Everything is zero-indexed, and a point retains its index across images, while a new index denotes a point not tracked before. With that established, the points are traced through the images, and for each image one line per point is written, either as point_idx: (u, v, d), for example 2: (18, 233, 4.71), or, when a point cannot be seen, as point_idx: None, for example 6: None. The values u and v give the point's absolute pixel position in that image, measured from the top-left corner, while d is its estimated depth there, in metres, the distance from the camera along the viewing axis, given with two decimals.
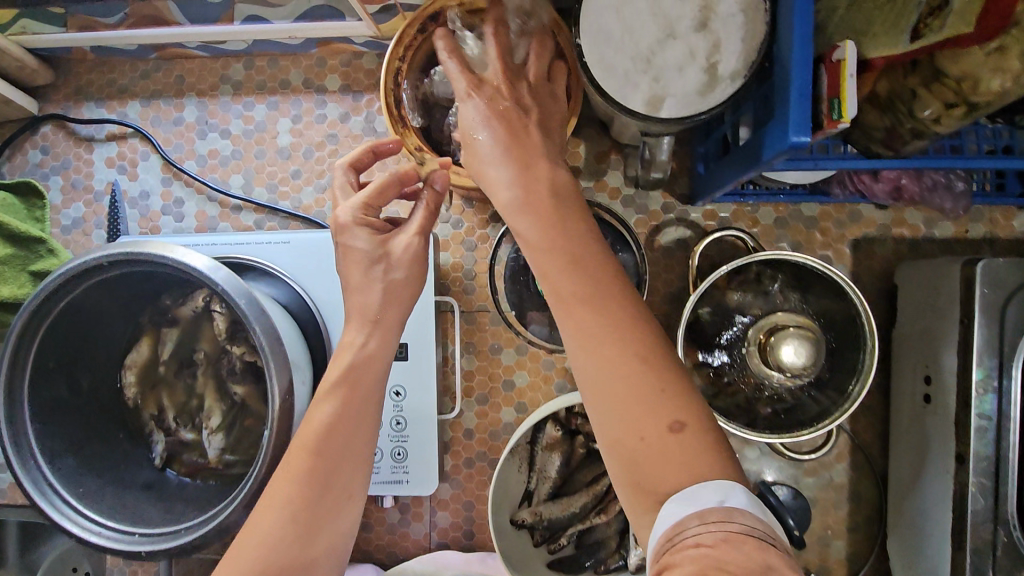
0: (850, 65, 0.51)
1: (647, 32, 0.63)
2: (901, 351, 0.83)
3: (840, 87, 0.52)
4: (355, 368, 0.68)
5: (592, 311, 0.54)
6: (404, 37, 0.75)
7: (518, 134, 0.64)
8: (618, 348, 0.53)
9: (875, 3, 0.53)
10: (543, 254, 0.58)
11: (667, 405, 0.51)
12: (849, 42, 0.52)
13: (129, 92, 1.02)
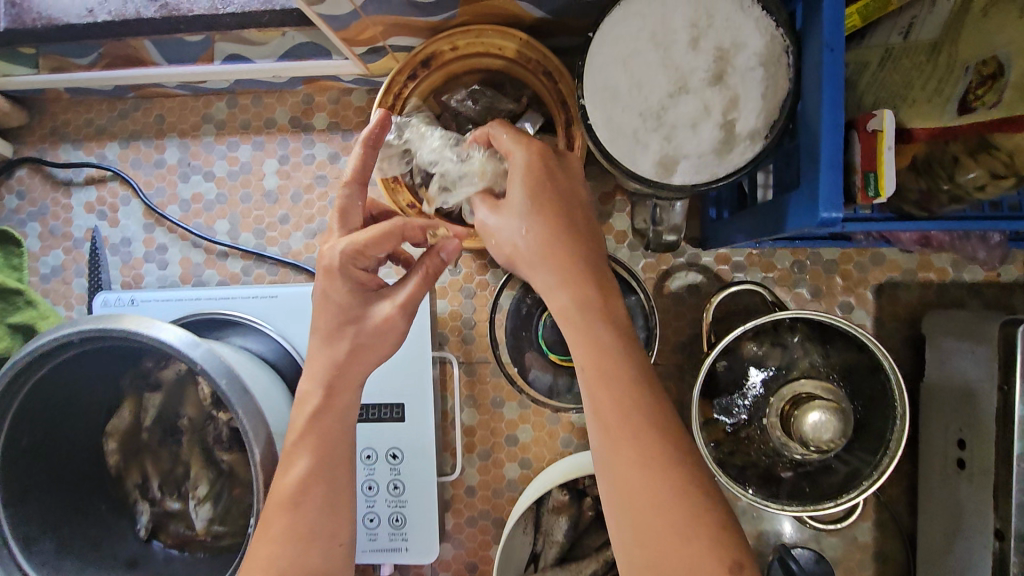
0: (891, 136, 0.47)
1: (657, 86, 0.57)
2: (931, 408, 0.79)
3: (879, 159, 0.47)
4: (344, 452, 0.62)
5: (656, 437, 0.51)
6: (393, 85, 0.70)
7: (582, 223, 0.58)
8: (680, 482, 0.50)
9: (914, 67, 0.55)
10: (595, 364, 0.53)
11: (726, 545, 0.48)
12: (887, 111, 0.48)
13: (108, 132, 0.97)
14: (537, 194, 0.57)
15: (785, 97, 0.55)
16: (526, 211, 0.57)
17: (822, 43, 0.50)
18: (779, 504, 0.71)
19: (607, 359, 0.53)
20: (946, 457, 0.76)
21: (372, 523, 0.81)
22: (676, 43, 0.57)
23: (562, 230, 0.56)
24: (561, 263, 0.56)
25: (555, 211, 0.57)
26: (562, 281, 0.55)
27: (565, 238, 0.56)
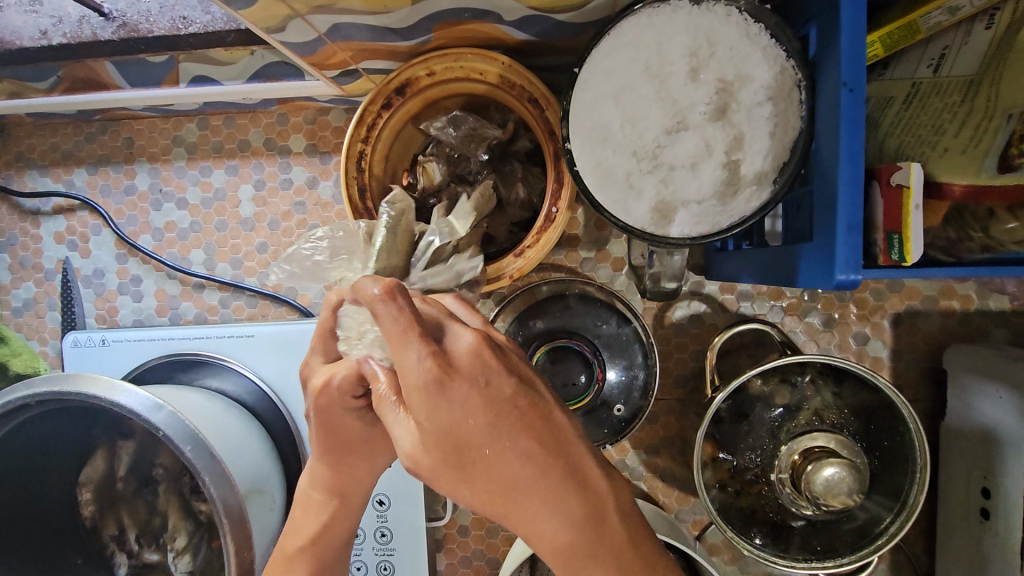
0: (917, 194, 0.42)
1: (653, 122, 0.51)
2: (951, 450, 0.74)
3: (903, 220, 0.42)
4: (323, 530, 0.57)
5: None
6: (366, 115, 0.64)
7: (531, 440, 0.40)
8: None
9: (944, 104, 0.51)
10: None
11: None
12: (914, 165, 0.42)
13: (75, 158, 0.92)
14: (463, 436, 0.40)
15: (795, 136, 0.49)
16: (464, 461, 0.40)
17: (839, 82, 0.44)
18: (788, 560, 0.66)
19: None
20: (968, 504, 0.71)
21: (359, 572, 0.78)
22: (672, 75, 0.50)
23: (522, 460, 0.39)
24: (515, 494, 0.40)
25: (498, 445, 0.39)
26: (541, 533, 0.40)
27: (524, 485, 0.39)
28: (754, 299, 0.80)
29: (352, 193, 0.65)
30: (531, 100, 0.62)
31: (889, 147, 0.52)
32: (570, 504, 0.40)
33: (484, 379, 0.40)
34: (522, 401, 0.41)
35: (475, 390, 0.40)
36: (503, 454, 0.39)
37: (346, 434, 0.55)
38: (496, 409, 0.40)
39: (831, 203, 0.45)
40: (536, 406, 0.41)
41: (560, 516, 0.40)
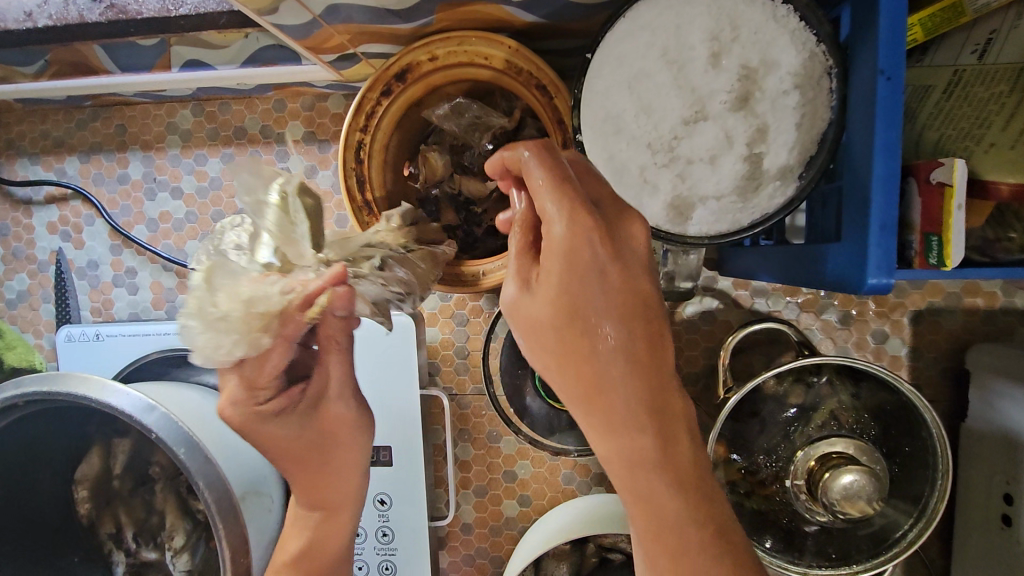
0: (960, 194, 0.40)
1: (670, 112, 0.47)
2: (972, 452, 0.71)
3: (943, 222, 0.41)
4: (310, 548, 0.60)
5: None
6: (364, 103, 0.60)
7: (646, 341, 0.40)
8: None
9: (989, 93, 0.48)
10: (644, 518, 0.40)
11: None
12: (957, 161, 0.41)
13: (66, 145, 0.89)
14: (584, 306, 0.40)
15: (823, 127, 0.46)
16: (576, 328, 0.40)
17: (875, 69, 0.40)
18: (801, 567, 0.64)
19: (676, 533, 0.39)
20: (989, 509, 0.68)
21: (360, 571, 0.77)
22: (692, 61, 0.47)
23: (624, 353, 0.40)
24: (602, 380, 0.40)
25: (612, 329, 0.40)
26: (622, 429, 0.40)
27: (625, 372, 0.40)
28: (770, 296, 0.76)
29: (350, 185, 0.62)
30: (537, 86, 0.59)
31: (927, 140, 0.51)
32: (661, 412, 0.40)
33: (622, 259, 0.41)
34: (648, 300, 0.41)
35: (610, 267, 0.40)
36: (618, 336, 0.40)
37: (282, 442, 0.54)
38: (626, 295, 0.41)
39: (863, 203, 0.42)
40: (655, 310, 0.41)
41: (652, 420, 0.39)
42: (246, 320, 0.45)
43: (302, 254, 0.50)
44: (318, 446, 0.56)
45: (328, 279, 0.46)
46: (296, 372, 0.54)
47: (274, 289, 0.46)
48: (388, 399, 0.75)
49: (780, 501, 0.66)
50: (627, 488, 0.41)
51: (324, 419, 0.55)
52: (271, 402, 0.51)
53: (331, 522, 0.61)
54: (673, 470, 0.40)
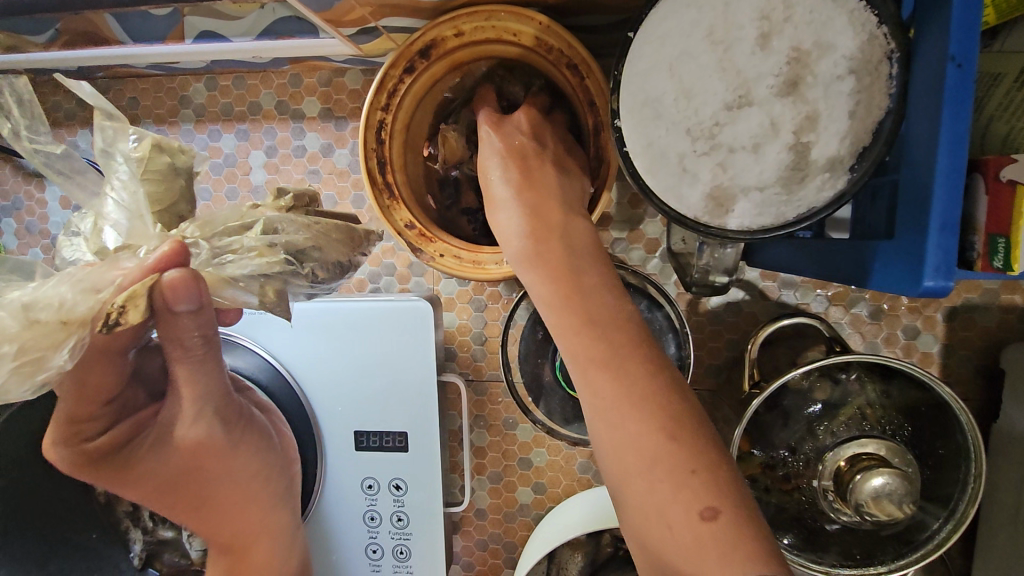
0: None
1: (713, 96, 0.44)
2: (1003, 454, 0.69)
3: (1014, 224, 0.39)
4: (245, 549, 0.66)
5: (610, 383, 0.43)
6: (386, 81, 0.58)
7: (528, 177, 0.54)
8: (636, 431, 0.41)
9: None
10: (551, 290, 0.48)
11: (700, 486, 0.39)
12: None
13: (78, 118, 0.87)
14: (484, 165, 0.57)
15: (880, 116, 0.43)
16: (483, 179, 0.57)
17: (945, 55, 0.38)
18: (824, 567, 0.63)
19: (558, 309, 0.47)
20: (1017, 512, 0.67)
21: (375, 554, 0.77)
22: (740, 41, 0.44)
23: (520, 171, 0.54)
24: (515, 195, 0.53)
25: (506, 172, 0.54)
26: (513, 237, 0.52)
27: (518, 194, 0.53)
28: (799, 288, 0.74)
29: (370, 167, 0.59)
30: (569, 66, 0.56)
31: (995, 134, 0.48)
32: (537, 217, 0.51)
33: (507, 130, 0.57)
34: (539, 152, 0.56)
35: (501, 137, 0.57)
36: (507, 174, 0.54)
37: (148, 471, 0.58)
38: (515, 150, 0.56)
39: (923, 201, 0.39)
40: (543, 159, 0.55)
41: (529, 221, 0.51)
42: (37, 334, 0.39)
43: (147, 233, 0.45)
44: (188, 469, 0.60)
45: (158, 259, 0.42)
46: (153, 392, 0.60)
47: (68, 291, 0.40)
48: (405, 386, 0.74)
49: (803, 498, 0.65)
50: (536, 280, 0.49)
51: (177, 445, 0.58)
52: (110, 434, 0.56)
53: (245, 559, 0.66)
54: (547, 260, 0.49)
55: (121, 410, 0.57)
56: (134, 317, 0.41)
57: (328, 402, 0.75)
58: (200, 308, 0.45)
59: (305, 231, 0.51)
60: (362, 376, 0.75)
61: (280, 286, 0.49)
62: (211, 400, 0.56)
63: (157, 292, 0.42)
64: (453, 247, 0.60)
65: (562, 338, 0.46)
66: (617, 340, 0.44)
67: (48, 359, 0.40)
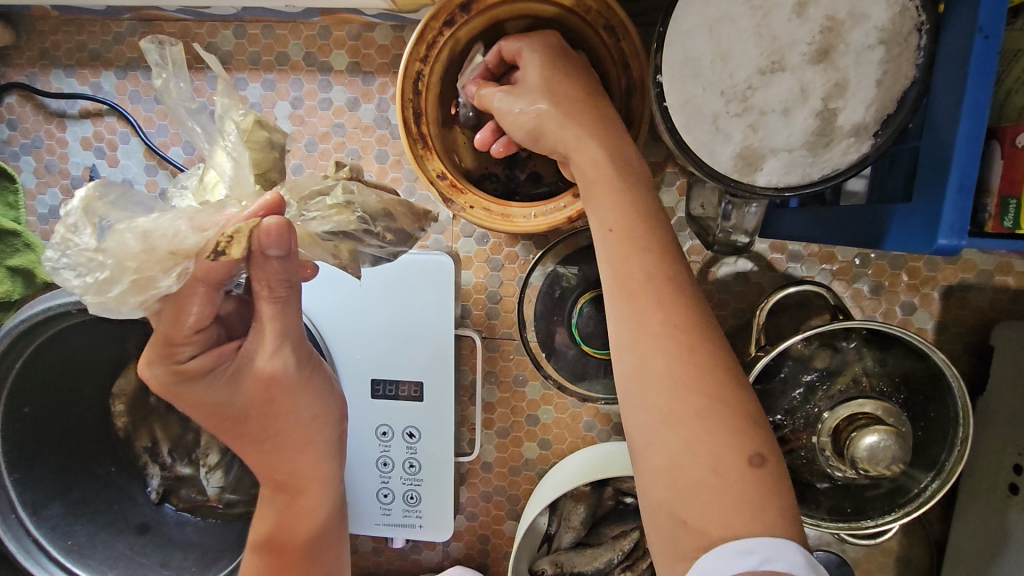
0: None
1: (748, 60, 0.47)
2: (987, 424, 0.73)
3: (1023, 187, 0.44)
4: (297, 482, 0.63)
5: (681, 313, 0.47)
6: (427, 32, 0.59)
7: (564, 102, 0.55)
8: (704, 369, 0.45)
9: None
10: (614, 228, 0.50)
11: (752, 435, 0.44)
12: None
13: (103, 59, 0.86)
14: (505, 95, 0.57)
15: (906, 85, 0.45)
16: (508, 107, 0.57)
17: (973, 27, 0.40)
18: (814, 519, 0.68)
19: (624, 233, 0.49)
20: (996, 478, 0.71)
21: (386, 498, 0.80)
22: (778, 7, 0.46)
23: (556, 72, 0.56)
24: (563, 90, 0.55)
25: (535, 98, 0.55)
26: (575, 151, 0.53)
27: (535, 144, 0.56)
28: (805, 260, 0.77)
29: (406, 116, 0.61)
30: (607, 25, 0.58)
31: (1013, 105, 0.51)
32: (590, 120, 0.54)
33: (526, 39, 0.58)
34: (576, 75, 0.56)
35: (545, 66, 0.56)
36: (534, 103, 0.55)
37: (217, 401, 0.55)
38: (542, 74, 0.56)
39: (941, 166, 0.42)
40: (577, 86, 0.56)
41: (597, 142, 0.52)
42: (151, 259, 0.41)
43: (246, 184, 0.46)
44: (259, 403, 0.56)
45: (259, 207, 0.44)
46: (234, 333, 0.56)
47: (183, 225, 0.42)
48: (424, 334, 0.77)
49: (800, 456, 0.69)
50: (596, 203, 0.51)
51: (254, 379, 0.55)
52: (196, 361, 0.52)
53: (297, 502, 0.63)
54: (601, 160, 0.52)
55: (210, 337, 0.53)
56: (237, 251, 0.43)
57: (348, 350, 0.78)
58: (288, 254, 0.46)
59: (377, 198, 0.53)
60: (399, 323, 0.77)
61: (352, 246, 0.52)
62: (290, 339, 0.55)
63: (255, 235, 0.44)
64: (483, 200, 0.63)
65: (622, 256, 0.49)
66: (688, 285, 0.48)
67: (157, 281, 0.42)
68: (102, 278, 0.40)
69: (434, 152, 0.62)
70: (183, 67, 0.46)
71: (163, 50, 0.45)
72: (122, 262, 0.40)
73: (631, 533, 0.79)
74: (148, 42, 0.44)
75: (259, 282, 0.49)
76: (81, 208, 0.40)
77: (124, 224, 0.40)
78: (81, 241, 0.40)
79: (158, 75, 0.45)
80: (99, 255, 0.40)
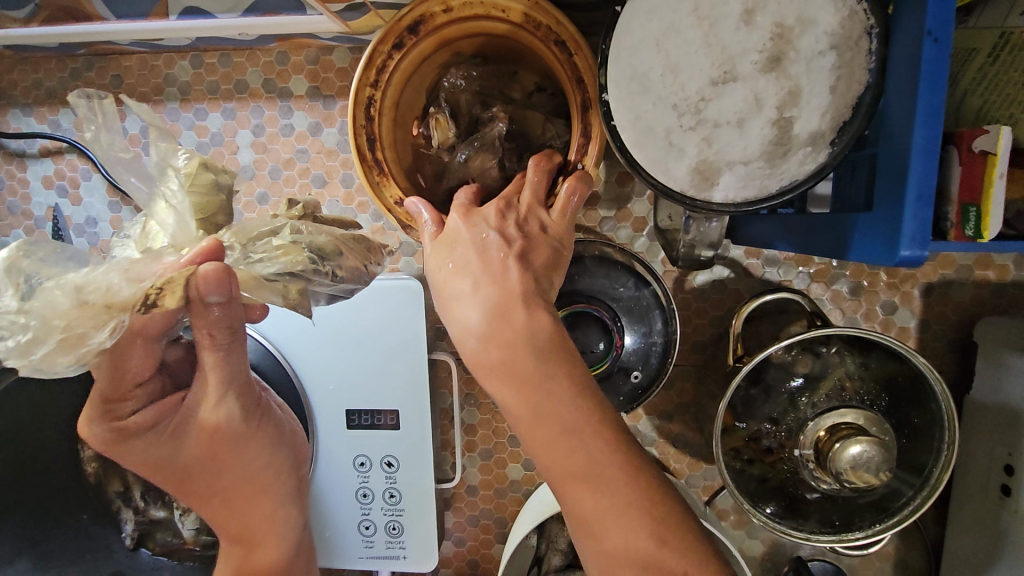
0: (1003, 162, 0.41)
1: (698, 72, 0.45)
2: (973, 426, 0.72)
3: (984, 192, 0.42)
4: (250, 528, 0.61)
5: (591, 493, 0.43)
6: (375, 57, 0.58)
7: (490, 274, 0.48)
8: (623, 537, 0.42)
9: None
10: (518, 422, 0.46)
11: None
12: (1004, 128, 0.42)
13: (60, 96, 0.85)
14: (448, 255, 0.52)
15: (860, 91, 0.44)
16: (443, 272, 0.51)
17: (922, 30, 0.39)
18: (803, 533, 0.65)
19: (521, 420, 0.45)
20: (988, 480, 0.70)
21: (368, 530, 0.79)
22: (725, 16, 0.44)
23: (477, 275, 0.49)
24: (484, 288, 0.48)
25: (463, 296, 0.49)
26: (470, 336, 0.48)
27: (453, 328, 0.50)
28: (782, 265, 0.76)
29: (360, 143, 0.59)
30: (555, 41, 0.56)
31: (970, 107, 0.51)
32: (499, 318, 0.46)
33: (475, 218, 0.52)
34: (502, 258, 0.49)
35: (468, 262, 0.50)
36: (471, 270, 0.50)
37: (160, 456, 0.55)
38: (475, 243, 0.50)
39: (899, 171, 0.41)
40: (509, 249, 0.50)
41: (495, 346, 0.46)
42: (84, 314, 0.39)
43: (190, 235, 0.45)
44: (204, 457, 0.57)
45: (196, 254, 0.43)
46: (181, 381, 0.56)
47: (117, 277, 0.40)
48: (397, 359, 0.75)
49: (784, 467, 0.67)
50: (506, 403, 0.46)
51: (198, 431, 0.55)
52: (138, 416, 0.53)
53: (253, 556, 0.61)
54: (504, 368, 0.46)
55: (154, 390, 0.53)
56: (171, 300, 0.42)
57: (319, 380, 0.76)
58: (230, 299, 0.46)
59: (328, 237, 0.52)
60: (371, 348, 0.75)
61: (303, 286, 0.48)
62: (233, 388, 0.54)
63: (193, 283, 0.43)
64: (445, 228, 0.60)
65: (529, 439, 0.45)
66: (596, 458, 0.43)
67: (88, 337, 0.39)
68: (27, 339, 0.37)
69: (393, 176, 0.61)
70: (114, 118, 0.45)
71: (92, 102, 0.44)
72: (49, 321, 0.38)
73: None
74: (77, 96, 0.43)
75: (200, 330, 0.48)
76: (4, 267, 0.37)
77: (52, 281, 0.38)
78: (3, 303, 0.37)
79: (87, 130, 0.44)
80: (23, 317, 0.37)
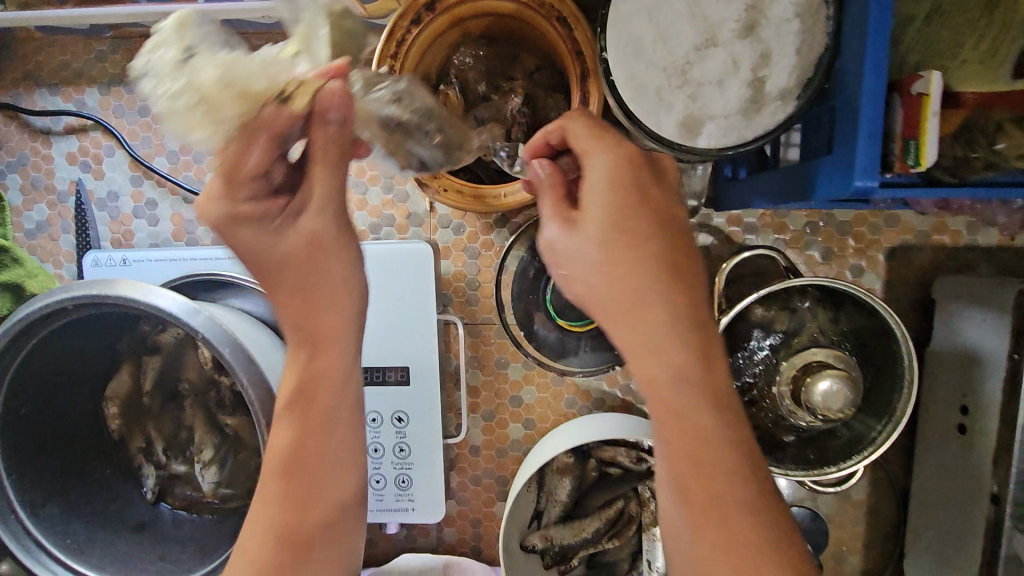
0: (935, 101, 0.49)
1: (684, 38, 0.53)
2: (935, 376, 0.79)
3: (921, 126, 0.50)
4: (314, 376, 0.57)
5: (707, 442, 0.45)
6: (396, 31, 0.64)
7: (648, 231, 0.47)
8: (738, 531, 0.43)
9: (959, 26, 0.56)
10: (648, 354, 0.46)
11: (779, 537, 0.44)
12: (934, 73, 0.50)
13: (86, 77, 0.90)
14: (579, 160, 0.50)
15: (821, 52, 0.51)
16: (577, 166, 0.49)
17: None
18: (783, 468, 0.72)
19: (649, 351, 0.46)
20: (947, 420, 0.77)
21: (378, 484, 0.83)
22: None
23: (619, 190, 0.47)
24: (622, 205, 0.47)
25: (593, 203, 0.47)
26: (589, 255, 0.47)
27: (565, 268, 0.48)
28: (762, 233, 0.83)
29: None
30: (557, 16, 0.63)
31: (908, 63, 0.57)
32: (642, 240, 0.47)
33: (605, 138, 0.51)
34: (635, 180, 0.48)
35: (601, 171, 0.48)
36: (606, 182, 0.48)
37: (248, 248, 0.53)
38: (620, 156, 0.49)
39: (854, 115, 0.48)
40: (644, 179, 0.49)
41: (629, 267, 0.46)
42: (222, 93, 0.42)
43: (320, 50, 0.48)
44: (298, 263, 0.54)
45: (331, 69, 0.46)
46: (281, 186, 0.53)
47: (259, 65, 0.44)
48: (407, 319, 0.81)
49: (764, 411, 0.74)
50: (634, 330, 0.46)
51: (297, 235, 0.53)
52: (251, 204, 0.51)
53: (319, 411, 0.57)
54: (643, 292, 0.46)
55: (268, 184, 0.52)
56: (299, 101, 0.45)
57: None
58: (345, 123, 0.49)
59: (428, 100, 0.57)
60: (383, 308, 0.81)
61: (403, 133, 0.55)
62: (332, 198, 0.53)
63: (320, 95, 0.46)
64: (456, 185, 0.68)
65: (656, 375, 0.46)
66: (718, 410, 0.46)
67: (222, 113, 0.43)
68: (174, 90, 0.42)
69: None
70: None
71: None
72: (193, 87, 0.42)
73: (615, 503, 0.84)
74: None
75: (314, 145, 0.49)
76: (177, 24, 0.43)
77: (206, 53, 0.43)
78: (166, 53, 0.43)
79: None
80: (181, 71, 0.42)
